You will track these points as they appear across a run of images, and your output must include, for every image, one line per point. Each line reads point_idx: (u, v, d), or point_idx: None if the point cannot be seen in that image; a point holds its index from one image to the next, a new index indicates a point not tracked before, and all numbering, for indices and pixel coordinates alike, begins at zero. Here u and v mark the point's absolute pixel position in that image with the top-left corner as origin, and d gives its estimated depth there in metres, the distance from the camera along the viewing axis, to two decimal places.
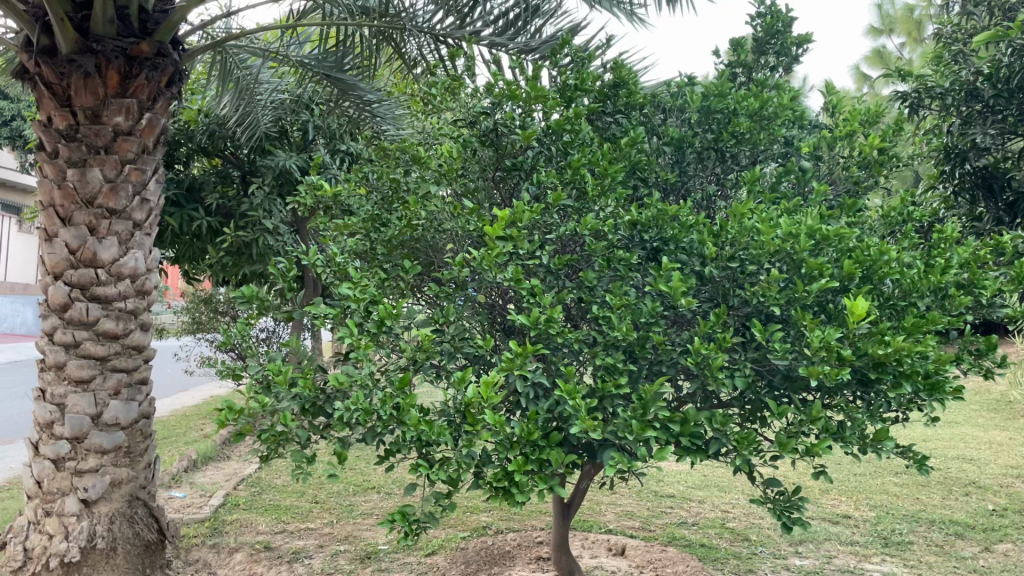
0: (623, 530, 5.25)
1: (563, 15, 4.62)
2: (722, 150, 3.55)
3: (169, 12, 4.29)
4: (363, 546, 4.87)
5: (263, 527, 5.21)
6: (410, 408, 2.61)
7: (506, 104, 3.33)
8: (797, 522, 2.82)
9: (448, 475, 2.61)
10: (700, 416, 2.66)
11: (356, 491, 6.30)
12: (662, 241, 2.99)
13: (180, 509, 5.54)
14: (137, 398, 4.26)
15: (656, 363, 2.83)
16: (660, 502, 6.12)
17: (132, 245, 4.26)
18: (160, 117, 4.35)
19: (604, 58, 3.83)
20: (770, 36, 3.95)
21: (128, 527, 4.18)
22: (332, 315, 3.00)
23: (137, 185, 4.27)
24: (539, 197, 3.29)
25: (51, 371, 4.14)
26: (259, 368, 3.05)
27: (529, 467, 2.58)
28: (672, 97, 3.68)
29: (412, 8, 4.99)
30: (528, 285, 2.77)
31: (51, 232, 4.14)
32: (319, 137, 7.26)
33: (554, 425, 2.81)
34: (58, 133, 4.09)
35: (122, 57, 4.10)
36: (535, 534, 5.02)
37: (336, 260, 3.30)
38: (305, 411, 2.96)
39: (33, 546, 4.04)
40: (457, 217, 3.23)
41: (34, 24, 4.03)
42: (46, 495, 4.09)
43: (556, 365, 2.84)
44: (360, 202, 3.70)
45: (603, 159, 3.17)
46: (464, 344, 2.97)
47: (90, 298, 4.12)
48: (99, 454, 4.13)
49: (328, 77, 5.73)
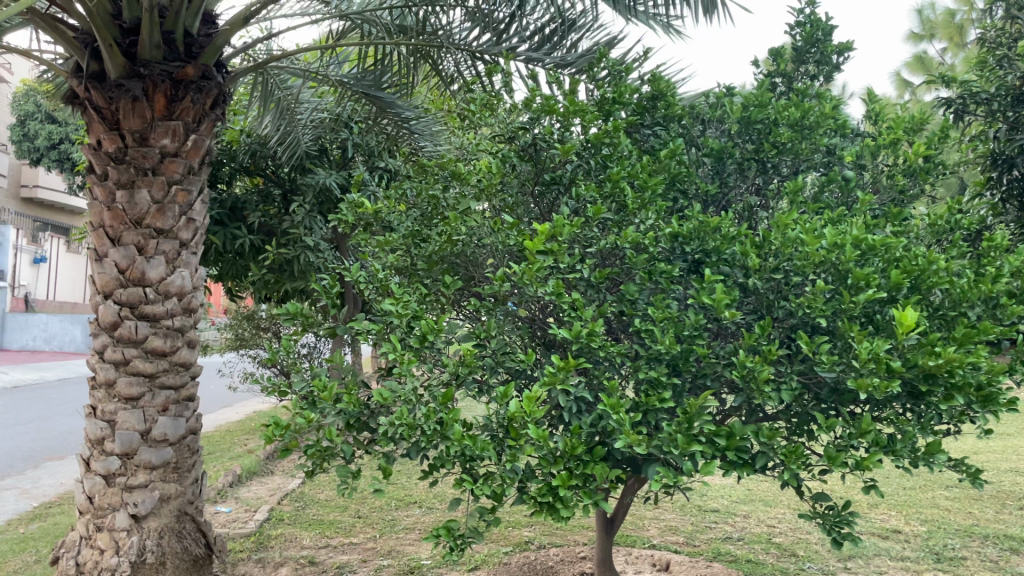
0: (668, 545, 5.20)
1: (599, 29, 4.64)
2: (763, 160, 3.51)
3: (213, 35, 4.40)
4: (406, 561, 4.88)
5: (307, 542, 5.25)
6: (453, 423, 2.63)
7: (545, 118, 3.34)
8: (848, 538, 2.75)
9: (492, 490, 2.60)
10: (746, 430, 2.63)
11: (397, 506, 6.32)
12: (703, 253, 2.97)
13: (226, 524, 5.61)
14: (185, 415, 4.33)
15: (700, 376, 2.80)
16: (704, 517, 6.05)
17: (179, 264, 4.35)
18: (205, 138, 4.45)
19: (642, 70, 3.82)
20: (809, 45, 3.92)
21: (176, 541, 4.24)
22: (375, 330, 3.07)
23: (183, 206, 4.36)
24: (578, 211, 3.30)
25: (102, 388, 4.22)
26: (304, 384, 3.08)
27: (573, 483, 2.56)
28: (711, 108, 3.67)
29: (449, 25, 5.03)
30: (569, 299, 2.76)
31: (100, 252, 4.24)
32: (358, 155, 7.35)
33: (597, 439, 2.79)
34: (108, 156, 4.20)
35: (168, 80, 4.20)
36: (578, 549, 4.99)
37: (378, 276, 3.33)
38: (350, 426, 2.99)
39: (85, 560, 4.10)
40: (497, 232, 3.24)
41: (85, 50, 4.17)
42: (96, 511, 4.16)
43: (599, 379, 2.83)
44: (401, 219, 3.75)
45: (643, 172, 3.16)
46: (505, 359, 2.98)
47: (139, 316, 4.20)
48: (148, 470, 4.19)
49: (367, 96, 5.84)
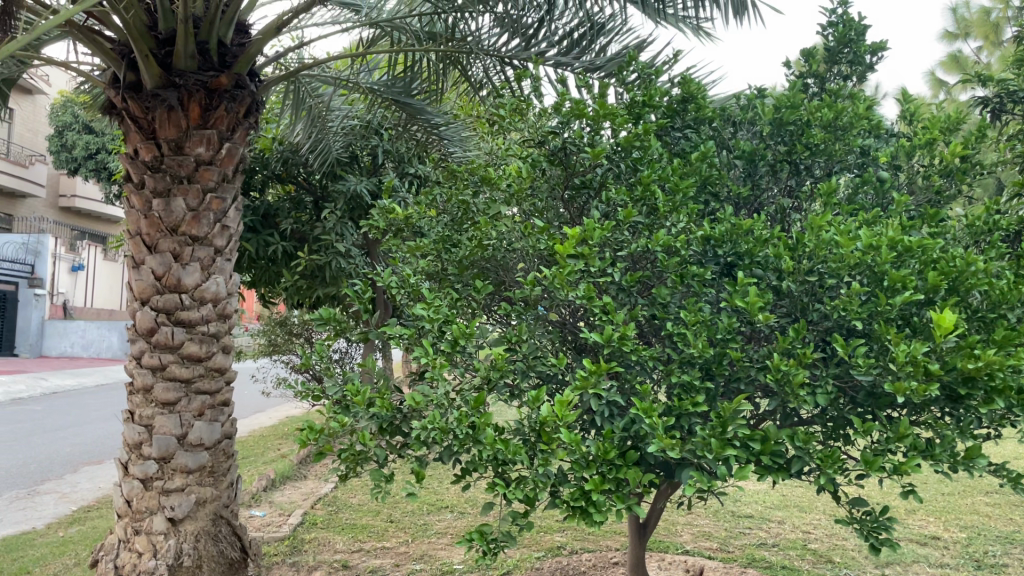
0: (701, 551, 5.16)
1: (628, 32, 4.65)
2: (796, 162, 3.47)
3: (246, 45, 4.46)
4: (439, 565, 4.89)
5: (341, 546, 5.28)
6: (486, 427, 2.63)
7: (574, 122, 3.34)
8: (886, 544, 2.71)
9: (525, 494, 2.59)
10: (781, 434, 2.60)
11: (429, 510, 6.34)
12: (736, 255, 2.94)
13: (260, 527, 5.66)
14: (220, 420, 4.39)
15: (733, 380, 2.78)
16: (738, 523, 5.99)
17: (213, 270, 4.41)
18: (238, 146, 4.52)
19: (672, 73, 3.81)
20: (842, 45, 3.88)
21: (212, 544, 4.29)
22: (407, 336, 3.07)
23: (218, 213, 4.42)
24: (609, 215, 3.28)
25: (139, 394, 4.28)
26: (337, 388, 3.10)
27: (606, 487, 2.55)
28: (742, 110, 3.64)
29: (477, 32, 5.05)
30: (600, 303, 2.75)
31: (137, 259, 4.31)
32: (388, 161, 7.41)
33: (630, 443, 2.78)
34: (144, 165, 4.28)
35: (202, 89, 4.27)
36: (610, 554, 4.96)
37: (410, 282, 3.35)
38: (383, 430, 3.00)
39: (123, 563, 4.15)
40: (528, 236, 3.24)
41: (122, 61, 4.26)
42: (134, 514, 4.21)
43: (632, 383, 2.81)
44: (431, 224, 3.78)
45: (674, 175, 3.15)
46: (536, 363, 2.97)
47: (175, 322, 4.26)
48: (185, 474, 4.25)
49: (397, 103, 5.89)
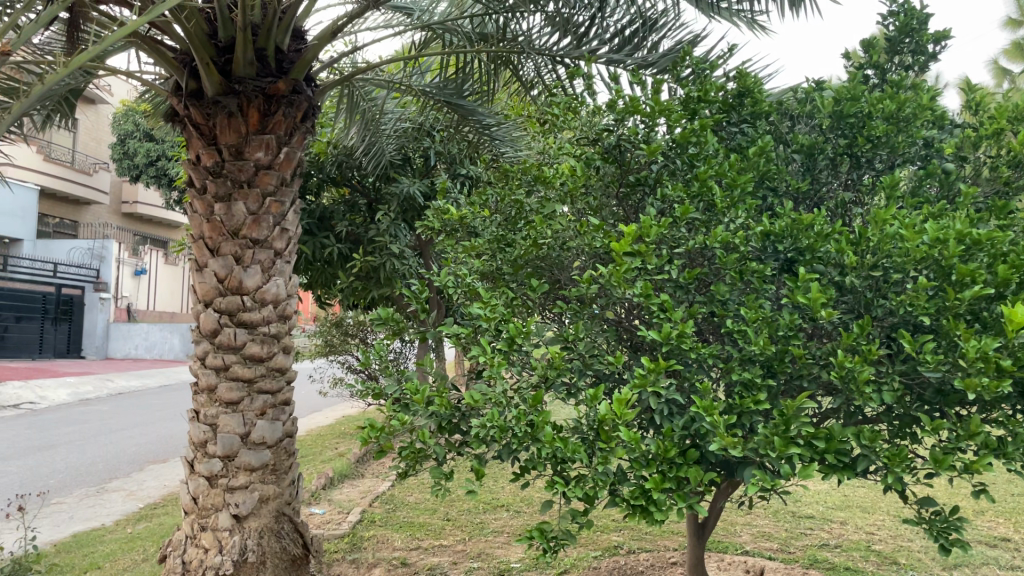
0: (761, 552, 5.08)
1: (681, 28, 4.60)
2: (856, 155, 3.40)
3: (303, 51, 4.55)
4: (496, 563, 4.91)
5: (399, 544, 5.34)
6: (544, 425, 2.63)
7: (629, 119, 3.31)
8: (957, 544, 2.63)
9: (584, 493, 2.58)
10: (846, 432, 2.55)
11: (485, 509, 6.36)
12: (797, 251, 2.89)
13: (320, 525, 5.76)
14: (281, 418, 4.47)
15: (796, 378, 2.73)
16: (799, 524, 5.88)
17: (274, 272, 4.51)
18: (296, 151, 4.61)
19: (727, 67, 3.76)
20: (904, 35, 3.79)
21: (275, 541, 4.37)
22: (464, 334, 3.09)
23: (277, 216, 4.51)
24: (665, 212, 3.26)
25: (204, 393, 4.39)
26: (396, 387, 3.14)
27: (666, 485, 2.53)
28: (800, 104, 3.61)
29: (528, 31, 5.04)
30: (658, 301, 2.73)
31: (201, 262, 4.43)
32: (440, 162, 7.47)
33: (690, 442, 2.74)
34: (206, 170, 4.39)
35: (261, 95, 4.36)
36: (669, 554, 4.93)
37: (467, 281, 3.37)
38: (442, 428, 3.03)
39: (190, 559, 4.25)
40: (583, 235, 3.22)
41: (184, 70, 4.37)
42: (201, 511, 4.31)
43: (690, 381, 2.77)
44: (485, 224, 3.81)
45: (731, 170, 3.11)
46: (594, 361, 2.96)
47: (237, 323, 4.36)
48: (249, 471, 4.33)
49: (449, 104, 5.94)
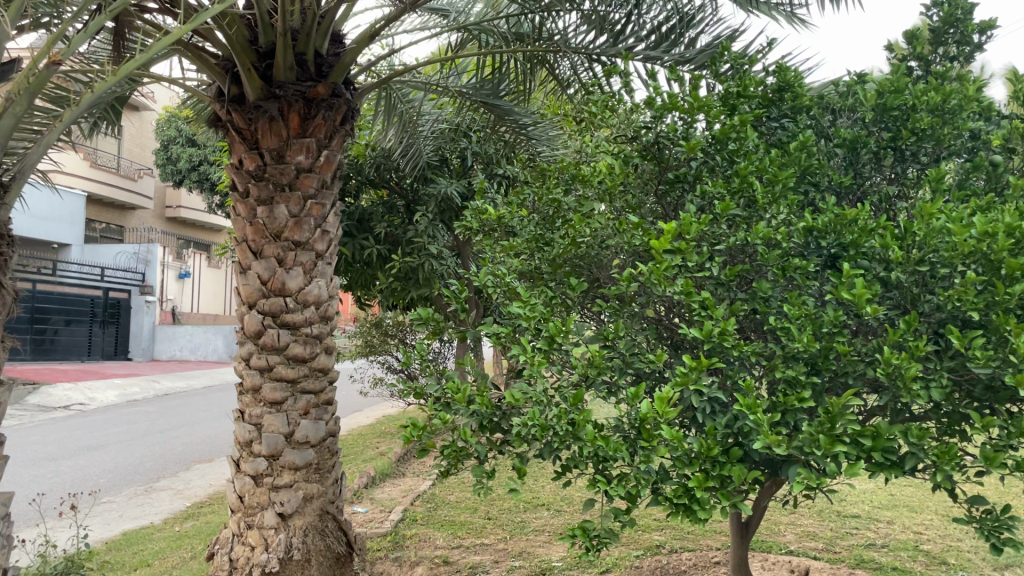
0: (806, 551, 5.02)
1: (719, 23, 4.56)
2: (900, 149, 3.34)
3: (342, 55, 4.60)
4: (537, 562, 4.91)
5: (441, 542, 5.37)
6: (585, 424, 2.63)
7: (668, 116, 3.29)
8: (1009, 544, 2.57)
9: (627, 491, 2.57)
10: (894, 430, 2.50)
11: (526, 508, 6.37)
12: (841, 247, 2.84)
13: (364, 523, 5.82)
14: (324, 418, 4.53)
15: (841, 375, 2.69)
16: (845, 523, 5.80)
17: (315, 274, 4.56)
18: (336, 153, 4.66)
19: (766, 62, 3.73)
20: (948, 26, 3.71)
21: (320, 539, 4.42)
22: (505, 333, 3.10)
23: (318, 219, 4.57)
24: (705, 209, 3.24)
25: (248, 393, 4.46)
26: (437, 386, 3.16)
27: (709, 484, 2.51)
28: (841, 98, 3.57)
29: (564, 30, 5.00)
30: (699, 298, 2.70)
31: (245, 265, 4.51)
32: (477, 163, 7.50)
33: (733, 440, 2.71)
34: (249, 174, 4.47)
35: (302, 99, 4.42)
36: (712, 554, 4.89)
37: (506, 281, 3.38)
38: (483, 427, 3.04)
39: (238, 556, 4.32)
40: (623, 233, 3.21)
41: (226, 75, 4.44)
42: (247, 509, 4.38)
43: (733, 379, 2.75)
44: (523, 223, 3.82)
45: (772, 166, 3.08)
46: (634, 360, 2.94)
47: (280, 324, 4.43)
48: (293, 470, 4.39)
49: (486, 104, 5.96)
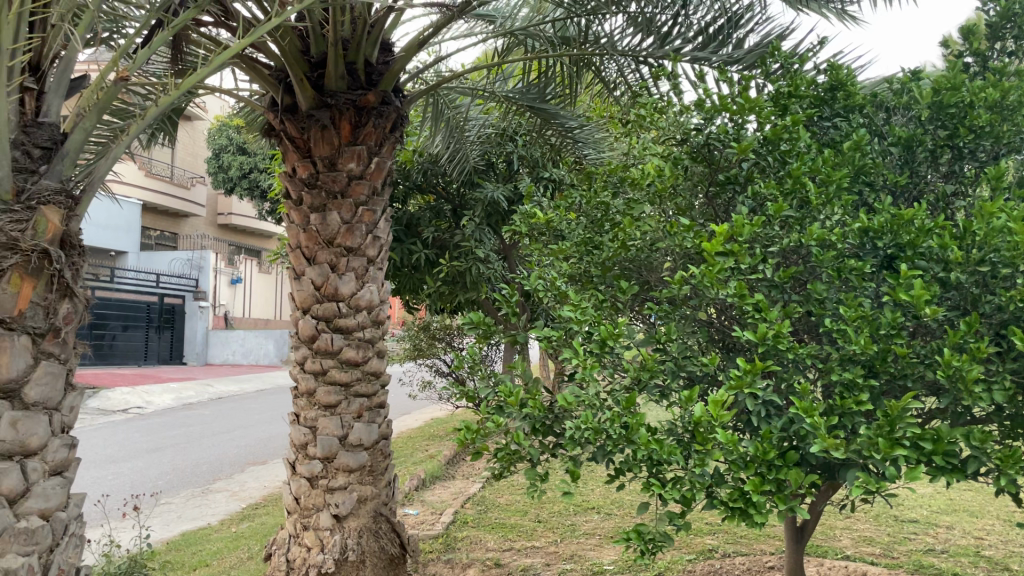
0: (862, 556, 4.94)
1: (767, 22, 4.53)
2: (958, 146, 3.28)
3: (391, 63, 4.65)
4: (589, 565, 4.91)
5: (492, 545, 5.41)
6: (639, 428, 2.63)
7: (718, 118, 3.29)
8: None
9: (682, 495, 2.57)
10: (955, 433, 2.45)
11: (576, 511, 6.38)
12: (898, 247, 2.80)
13: (416, 525, 5.89)
14: (377, 421, 4.59)
15: (899, 378, 2.65)
16: (902, 528, 5.69)
17: (367, 279, 4.63)
18: (387, 160, 4.72)
19: (817, 60, 3.69)
20: (1005, 20, 3.63)
21: (374, 541, 4.47)
22: (557, 337, 3.11)
23: (370, 224, 4.64)
24: (757, 211, 3.21)
25: (304, 397, 4.55)
26: (490, 390, 3.19)
27: (766, 488, 2.49)
28: (895, 95, 3.52)
29: (611, 33, 5.01)
30: (753, 301, 2.67)
31: (299, 271, 4.62)
32: (524, 167, 7.53)
33: (789, 444, 2.69)
34: (302, 182, 4.58)
35: (352, 108, 4.50)
36: (765, 558, 4.84)
37: (556, 285, 3.39)
38: (536, 430, 3.06)
39: (295, 557, 4.41)
40: (673, 236, 3.19)
41: (279, 86, 4.56)
42: (303, 511, 4.46)
43: (788, 382, 2.73)
44: (571, 227, 3.84)
45: (826, 166, 3.04)
46: (687, 362, 2.93)
47: (334, 329, 4.51)
48: (348, 472, 4.45)
49: (532, 109, 5.99)
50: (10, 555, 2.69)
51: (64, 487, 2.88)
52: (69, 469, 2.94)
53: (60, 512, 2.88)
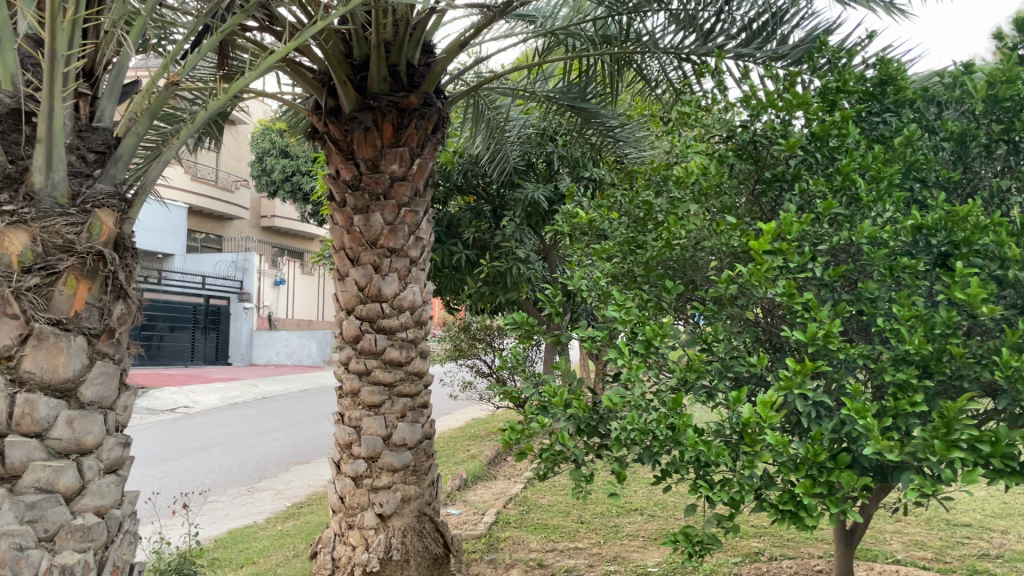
0: (914, 561, 4.84)
1: (812, 16, 4.46)
2: (1014, 141, 3.18)
3: (432, 64, 4.67)
4: (632, 567, 4.87)
5: (535, 545, 5.41)
6: (686, 429, 2.60)
7: (764, 114, 3.25)
8: None
9: (730, 497, 2.55)
10: (1014, 435, 2.38)
11: (619, 512, 6.34)
12: (952, 244, 2.73)
13: (459, 525, 5.91)
14: (421, 421, 4.60)
15: (956, 378, 2.59)
16: (955, 533, 5.56)
17: (410, 280, 4.65)
18: (428, 161, 4.73)
19: (866, 54, 3.62)
20: None
21: (418, 540, 4.49)
22: (601, 338, 3.09)
23: (412, 225, 4.66)
24: (805, 208, 3.15)
25: (349, 397, 4.61)
26: (534, 390, 3.18)
27: (817, 491, 2.44)
28: (947, 89, 3.44)
29: (652, 30, 4.96)
30: (802, 301, 2.62)
31: (342, 272, 4.67)
32: (564, 167, 7.50)
33: (841, 445, 2.64)
34: (345, 184, 4.63)
35: (395, 110, 4.53)
36: (813, 562, 4.76)
37: (599, 285, 3.37)
38: (581, 431, 3.04)
39: (340, 555, 4.44)
40: (719, 234, 3.14)
41: (323, 89, 4.59)
42: (348, 510, 4.51)
43: (839, 383, 2.69)
44: (614, 227, 3.82)
45: (876, 162, 2.98)
46: (734, 363, 2.89)
47: (377, 330, 4.55)
48: (391, 472, 4.48)
49: (572, 108, 5.91)
50: (67, 552, 2.71)
51: (118, 485, 2.92)
52: (123, 467, 2.98)
53: (115, 509, 2.93)
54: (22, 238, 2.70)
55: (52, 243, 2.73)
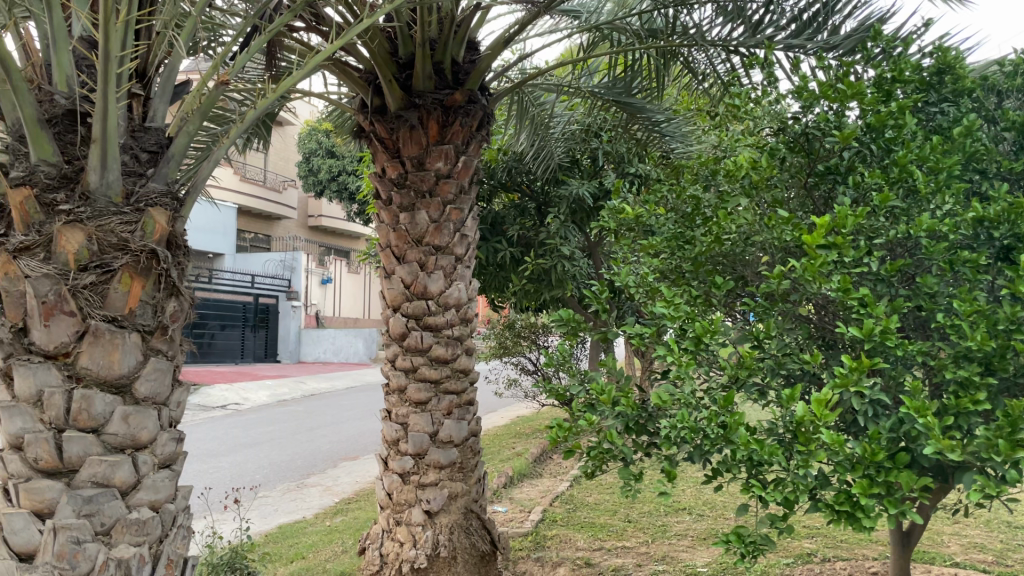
0: (973, 564, 4.69)
1: (865, 5, 4.35)
2: None
3: (477, 61, 4.66)
4: (681, 567, 4.81)
5: (581, 544, 5.38)
6: (738, 427, 2.56)
7: (817, 105, 3.17)
8: None
9: (783, 497, 2.50)
10: None
11: (667, 511, 6.28)
12: (1015, 237, 2.67)
13: (505, 523, 5.91)
14: (467, 418, 4.60)
15: (1020, 376, 2.51)
16: (1017, 535, 5.38)
17: (456, 277, 4.65)
18: (474, 158, 4.73)
19: (923, 43, 3.51)
20: None
21: (465, 537, 4.49)
22: (648, 335, 3.04)
23: (457, 223, 4.66)
24: (860, 201, 3.07)
25: (395, 394, 4.63)
26: (581, 387, 3.15)
27: (875, 491, 2.37)
28: (1008, 78, 3.35)
29: (699, 23, 4.89)
30: (858, 297, 2.55)
31: (389, 269, 4.70)
32: (609, 162, 7.43)
33: (900, 445, 2.56)
34: (391, 182, 4.65)
35: (440, 108, 4.53)
36: (868, 564, 4.65)
37: (647, 281, 3.36)
38: (629, 429, 3.00)
39: (388, 552, 4.46)
40: (771, 228, 3.06)
41: (369, 88, 4.62)
42: (395, 506, 4.52)
43: (897, 381, 2.61)
44: (661, 222, 3.76)
45: (934, 153, 2.88)
46: (787, 360, 2.82)
47: (424, 327, 4.57)
48: (438, 469, 4.48)
49: (617, 103, 5.86)
50: (122, 546, 2.77)
51: (172, 480, 2.96)
52: (176, 462, 3.03)
53: (169, 503, 2.97)
54: (78, 237, 2.74)
55: (106, 241, 2.78)
